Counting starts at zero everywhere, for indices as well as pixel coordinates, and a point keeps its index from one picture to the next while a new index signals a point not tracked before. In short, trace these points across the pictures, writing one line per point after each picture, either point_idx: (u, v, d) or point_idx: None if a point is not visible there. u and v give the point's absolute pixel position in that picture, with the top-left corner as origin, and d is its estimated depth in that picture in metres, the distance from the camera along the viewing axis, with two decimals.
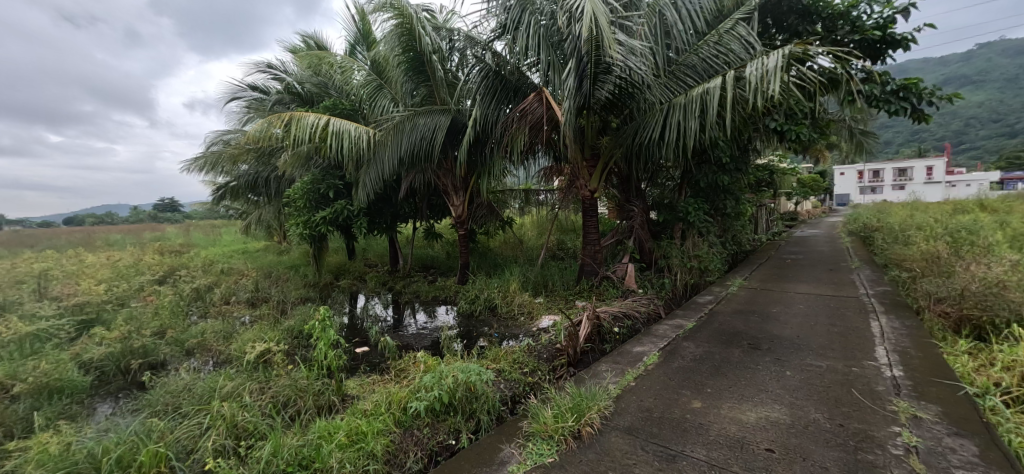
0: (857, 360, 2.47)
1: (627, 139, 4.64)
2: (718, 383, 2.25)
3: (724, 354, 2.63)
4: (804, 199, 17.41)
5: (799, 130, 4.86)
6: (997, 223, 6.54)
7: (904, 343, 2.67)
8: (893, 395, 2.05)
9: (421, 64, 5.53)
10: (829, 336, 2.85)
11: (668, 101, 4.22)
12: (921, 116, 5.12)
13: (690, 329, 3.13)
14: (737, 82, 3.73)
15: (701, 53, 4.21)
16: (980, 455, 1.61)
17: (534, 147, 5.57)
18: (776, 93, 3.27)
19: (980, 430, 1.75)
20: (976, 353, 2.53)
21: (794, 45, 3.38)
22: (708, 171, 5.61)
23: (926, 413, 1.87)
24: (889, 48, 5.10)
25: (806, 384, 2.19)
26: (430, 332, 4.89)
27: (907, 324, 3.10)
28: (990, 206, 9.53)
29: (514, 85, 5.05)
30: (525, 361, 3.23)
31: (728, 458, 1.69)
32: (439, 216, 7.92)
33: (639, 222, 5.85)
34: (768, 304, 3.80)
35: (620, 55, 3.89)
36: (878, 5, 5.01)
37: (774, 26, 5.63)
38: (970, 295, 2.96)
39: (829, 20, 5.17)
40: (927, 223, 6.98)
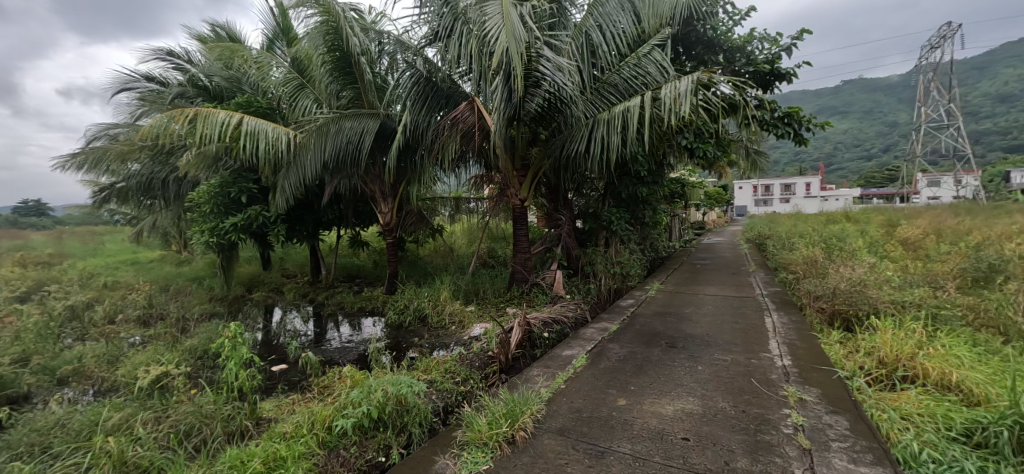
0: (755, 353, 2.78)
1: (556, 151, 4.83)
2: (640, 381, 2.41)
3: (645, 353, 2.82)
4: (710, 209, 19.22)
5: (706, 148, 5.40)
6: (859, 232, 7.73)
7: (791, 336, 3.06)
8: (784, 381, 2.34)
9: (348, 64, 5.31)
10: (731, 333, 3.18)
11: (593, 117, 4.46)
12: (801, 140, 5.89)
13: (615, 331, 3.33)
14: (654, 103, 4.05)
15: (623, 73, 4.49)
16: (851, 428, 1.89)
17: (465, 155, 5.59)
18: (686, 114, 3.60)
19: (850, 407, 2.06)
20: (845, 342, 2.97)
21: (701, 72, 3.74)
22: (628, 183, 6.00)
23: (809, 395, 2.16)
24: (777, 80, 5.83)
25: (715, 377, 2.42)
26: (356, 345, 4.67)
27: (794, 319, 3.56)
28: (854, 217, 11.25)
29: (445, 93, 5.04)
30: (457, 370, 3.23)
31: (650, 449, 1.82)
32: (365, 223, 7.63)
33: (567, 230, 6.07)
34: (681, 306, 4.14)
35: (548, 72, 4.06)
36: (768, 43, 5.74)
37: (685, 53, 6.15)
38: (841, 293, 3.49)
39: (729, 52, 5.83)
40: (807, 232, 8.05)
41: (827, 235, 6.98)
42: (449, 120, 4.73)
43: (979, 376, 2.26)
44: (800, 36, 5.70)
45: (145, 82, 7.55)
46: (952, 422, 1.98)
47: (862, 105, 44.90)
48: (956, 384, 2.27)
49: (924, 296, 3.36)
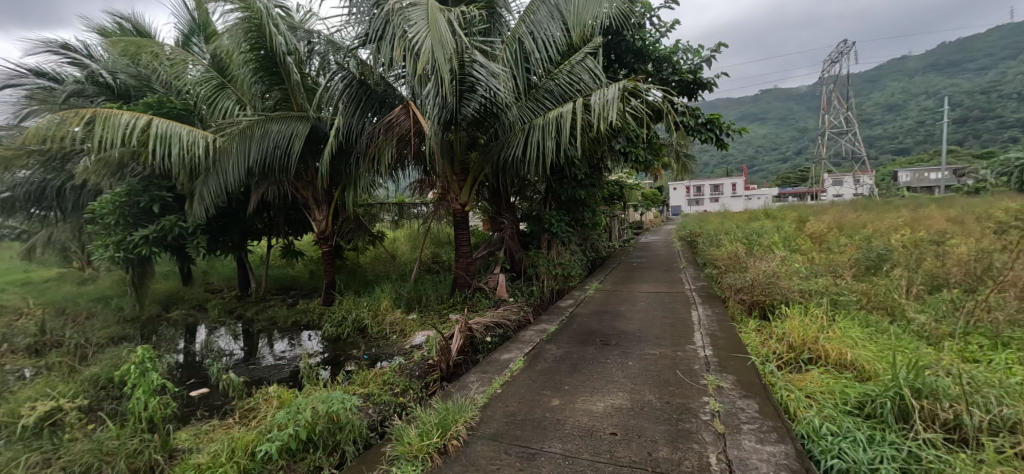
0: (681, 345, 2.94)
1: (494, 156, 4.85)
2: (574, 380, 2.46)
3: (580, 352, 2.89)
4: (648, 210, 20.18)
5: (638, 152, 5.66)
6: (776, 228, 8.44)
7: (715, 327, 3.27)
8: (705, 371, 2.49)
9: (274, 64, 5.02)
10: (662, 327, 3.34)
11: (529, 122, 4.53)
12: (722, 144, 6.35)
13: (553, 332, 3.39)
14: (585, 109, 4.17)
15: (557, 79, 4.60)
16: (759, 411, 2.05)
17: (403, 159, 5.46)
18: (614, 120, 3.75)
19: (761, 391, 2.23)
20: (761, 330, 3.23)
21: (628, 80, 3.91)
22: (567, 186, 6.15)
23: (726, 383, 2.32)
24: (699, 89, 6.23)
25: (643, 371, 2.54)
26: (289, 361, 4.40)
27: (718, 310, 3.81)
28: (773, 214, 12.25)
29: (380, 96, 4.90)
30: (396, 381, 3.14)
31: (579, 447, 1.87)
32: (299, 232, 7.23)
33: (509, 233, 6.09)
34: (617, 303, 4.30)
35: (481, 77, 4.06)
36: (691, 54, 6.12)
37: (617, 62, 6.38)
38: (758, 284, 3.78)
39: (657, 62, 6.13)
40: (732, 229, 8.66)
41: (749, 231, 7.55)
42: (383, 124, 4.60)
43: (869, 353, 2.54)
44: (718, 48, 6.14)
45: (33, 78, 6.68)
46: (846, 398, 2.20)
47: (777, 112, 49.22)
48: (850, 362, 2.52)
49: (826, 285, 3.72)
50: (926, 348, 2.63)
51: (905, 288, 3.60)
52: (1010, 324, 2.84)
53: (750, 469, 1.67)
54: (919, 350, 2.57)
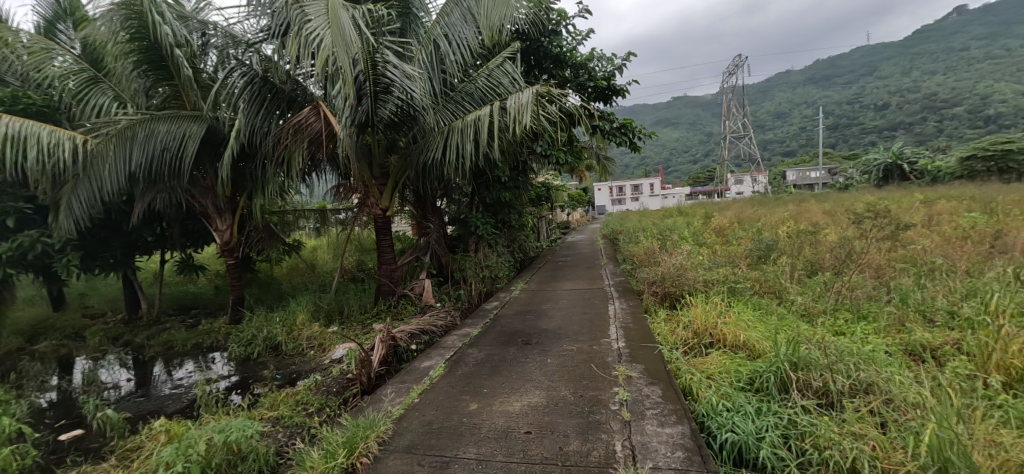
0: (597, 339, 3.06)
1: (414, 159, 4.72)
2: (493, 382, 2.47)
3: (501, 354, 2.91)
4: (574, 210, 20.92)
5: (558, 155, 5.79)
6: (687, 224, 9.14)
7: (628, 320, 3.46)
8: (617, 362, 2.63)
9: (161, 57, 4.49)
10: (580, 323, 3.47)
11: (448, 125, 4.47)
12: (634, 146, 6.73)
13: (476, 336, 3.37)
14: (502, 113, 4.20)
15: (477, 83, 4.60)
16: (662, 396, 2.20)
17: (316, 163, 5.14)
18: (529, 124, 3.81)
19: (664, 377, 2.39)
20: (669, 319, 3.46)
21: (542, 85, 4.00)
22: (492, 190, 6.16)
23: (635, 372, 2.46)
24: (613, 95, 6.55)
25: (560, 367, 2.61)
26: (188, 389, 3.94)
27: (632, 304, 4.03)
28: (686, 211, 13.28)
29: (288, 95, 4.58)
30: (311, 400, 2.94)
31: (494, 450, 1.86)
32: (200, 244, 6.52)
33: (436, 237, 5.86)
34: (541, 303, 4.37)
35: (394, 79, 3.93)
36: (604, 61, 6.42)
37: (537, 67, 6.43)
38: (669, 277, 4.05)
39: (574, 68, 6.31)
40: (649, 226, 9.24)
41: (663, 228, 8.08)
42: (290, 125, 4.29)
43: (758, 334, 2.81)
44: (628, 57, 6.51)
45: None
46: (739, 376, 2.42)
47: (686, 117, 53.51)
48: (743, 343, 2.78)
49: (726, 274, 4.08)
50: (804, 325, 2.97)
51: (790, 273, 4.05)
52: (867, 300, 3.30)
53: (651, 452, 1.78)
54: (798, 327, 2.91)
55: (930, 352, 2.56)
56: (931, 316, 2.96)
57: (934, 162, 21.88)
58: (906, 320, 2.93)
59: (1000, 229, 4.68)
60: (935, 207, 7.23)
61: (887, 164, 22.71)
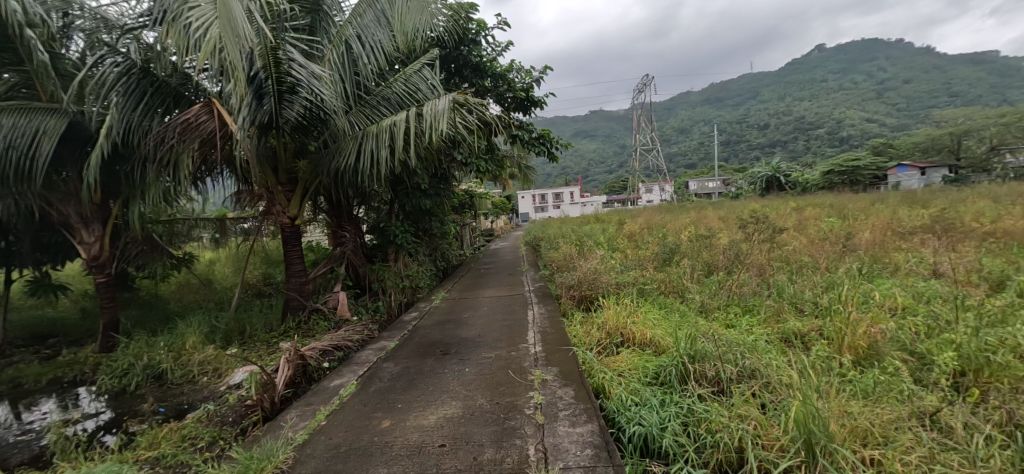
0: (515, 345, 3.10)
1: (325, 164, 4.44)
2: (408, 396, 2.40)
3: (418, 366, 2.85)
4: (498, 218, 21.16)
5: (479, 164, 5.73)
6: (603, 230, 9.64)
7: (545, 324, 3.54)
8: (533, 366, 2.68)
9: (5, 38, 3.77)
10: (500, 330, 3.49)
11: (362, 130, 4.27)
12: (552, 157, 6.92)
13: (392, 349, 3.25)
14: (419, 119, 4.11)
15: (393, 87, 4.46)
16: (575, 396, 2.28)
17: (211, 165, 4.64)
18: (445, 132, 3.76)
19: (578, 378, 2.48)
20: (584, 321, 3.60)
21: (458, 93, 3.97)
22: (411, 197, 5.83)
23: (550, 376, 2.52)
24: (532, 106, 6.70)
25: (478, 376, 2.61)
26: (40, 433, 3.30)
27: (551, 308, 4.13)
28: (602, 218, 14.04)
29: (174, 91, 4.08)
30: (201, 433, 2.62)
31: (407, 467, 1.79)
32: (60, 260, 5.54)
33: (352, 247, 5.49)
34: (462, 311, 4.33)
35: (299, 79, 3.68)
36: (523, 73, 6.58)
37: (457, 75, 6.37)
38: (585, 281, 4.23)
39: (494, 78, 6.38)
40: (568, 232, 9.60)
41: (581, 234, 8.44)
42: (176, 124, 3.83)
43: (662, 331, 3.02)
44: (546, 70, 6.73)
45: None
46: (646, 371, 2.58)
47: (602, 130, 56.75)
48: (650, 340, 2.98)
49: (636, 277, 4.35)
50: (701, 321, 3.26)
51: (691, 274, 4.42)
52: (753, 295, 3.71)
53: (562, 453, 1.82)
54: (696, 323, 3.18)
55: (800, 339, 2.94)
56: (800, 306, 3.40)
57: (803, 175, 25.44)
58: (782, 311, 3.34)
59: (851, 232, 5.53)
60: (804, 213, 8.39)
61: (769, 176, 25.99)
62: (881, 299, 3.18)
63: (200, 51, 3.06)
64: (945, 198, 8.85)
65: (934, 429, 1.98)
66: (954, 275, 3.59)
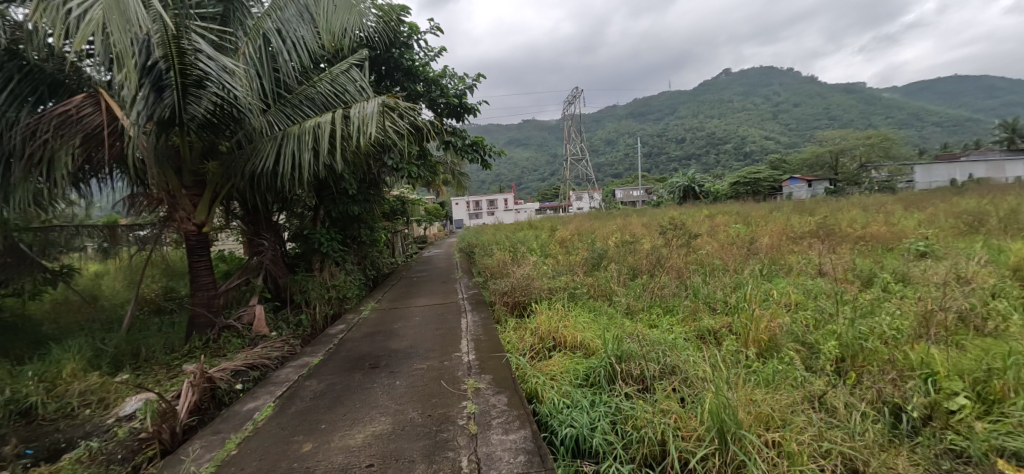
0: (448, 354, 3.05)
1: (239, 167, 4.07)
2: (332, 415, 2.27)
3: (345, 383, 2.71)
4: (432, 225, 20.83)
5: (411, 170, 5.55)
6: (535, 237, 9.84)
7: (479, 331, 3.51)
8: (467, 375, 2.65)
9: None
10: (433, 340, 3.42)
11: (281, 131, 3.98)
12: (485, 164, 6.92)
13: (316, 365, 3.06)
14: (346, 121, 3.93)
15: (317, 87, 4.22)
16: (508, 403, 2.28)
17: (98, 165, 4.08)
18: (374, 136, 3.60)
19: (510, 385, 2.48)
20: (517, 327, 3.63)
21: (388, 97, 3.84)
22: (339, 202, 5.45)
23: (483, 384, 2.51)
24: (465, 113, 6.68)
25: (409, 389, 2.53)
26: None
27: (485, 315, 4.11)
28: (535, 225, 14.33)
29: (50, 78, 3.54)
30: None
31: None
32: None
33: (271, 257, 5.02)
34: (393, 322, 4.17)
35: (207, 72, 3.34)
36: (455, 80, 6.54)
37: (388, 78, 6.18)
38: (518, 287, 4.28)
39: (426, 83, 6.27)
40: (502, 239, 9.68)
41: (514, 241, 8.54)
42: (51, 116, 3.31)
43: (592, 334, 3.13)
44: (479, 78, 6.75)
45: None
46: (577, 373, 2.66)
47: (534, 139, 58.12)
48: (580, 343, 3.07)
49: (567, 282, 4.48)
50: (627, 322, 3.42)
51: (617, 278, 4.64)
52: (673, 296, 3.98)
53: (495, 461, 1.81)
54: (622, 324, 3.34)
55: (714, 335, 3.19)
56: (713, 305, 3.69)
57: (714, 185, 27.91)
58: (698, 310, 3.61)
59: (753, 237, 6.13)
60: (715, 220, 9.19)
61: (685, 187, 28.18)
62: (779, 297, 3.55)
63: (78, 34, 2.66)
64: (826, 207, 10.16)
65: (822, 409, 2.24)
66: (834, 274, 4.12)
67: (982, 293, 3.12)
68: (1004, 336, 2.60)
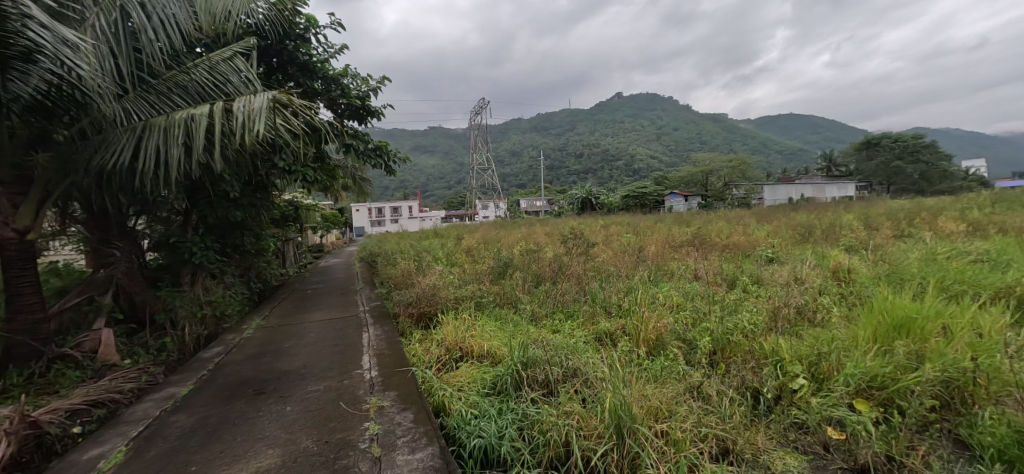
0: (348, 372, 2.85)
1: (83, 161, 3.37)
2: (206, 455, 2.02)
3: (223, 413, 2.41)
4: (329, 232, 19.47)
5: (306, 172, 5.10)
6: (441, 245, 9.70)
7: (382, 346, 3.32)
8: (369, 394, 2.50)
9: None
10: (330, 357, 3.15)
11: (142, 121, 3.38)
12: (390, 170, 6.63)
13: (185, 395, 2.65)
14: (227, 115, 3.49)
15: (192, 74, 3.68)
16: (414, 420, 2.19)
17: None
18: (262, 133, 3.23)
19: (417, 400, 2.38)
20: (423, 339, 3.51)
21: (280, 91, 3.48)
22: (216, 206, 4.80)
23: (387, 401, 2.39)
24: (368, 116, 6.34)
25: (302, 414, 2.33)
26: None
27: (389, 328, 3.90)
28: (440, 233, 14.13)
29: None
30: None
31: None
32: None
33: (125, 269, 4.24)
34: (283, 340, 3.78)
35: (39, 42, 2.71)
36: (358, 80, 6.19)
37: (279, 71, 5.63)
38: (423, 297, 4.16)
39: (325, 81, 5.84)
40: (406, 247, 9.36)
41: (419, 249, 8.30)
42: None
43: (498, 342, 3.15)
44: (383, 80, 6.46)
45: None
46: (484, 382, 2.65)
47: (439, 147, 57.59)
48: (487, 351, 3.07)
49: (473, 290, 4.47)
50: (532, 329, 3.51)
51: (522, 285, 4.75)
52: (573, 302, 4.18)
53: None
54: (527, 331, 3.41)
55: (610, 337, 3.41)
56: (609, 309, 3.96)
57: (608, 197, 30.23)
58: (595, 314, 3.83)
59: (642, 245, 6.73)
60: (610, 230, 9.92)
61: (583, 198, 30.10)
62: (663, 299, 3.92)
63: None
64: (699, 219, 11.56)
65: (701, 398, 2.50)
66: (706, 277, 4.67)
67: (813, 290, 3.78)
68: (829, 324, 3.16)
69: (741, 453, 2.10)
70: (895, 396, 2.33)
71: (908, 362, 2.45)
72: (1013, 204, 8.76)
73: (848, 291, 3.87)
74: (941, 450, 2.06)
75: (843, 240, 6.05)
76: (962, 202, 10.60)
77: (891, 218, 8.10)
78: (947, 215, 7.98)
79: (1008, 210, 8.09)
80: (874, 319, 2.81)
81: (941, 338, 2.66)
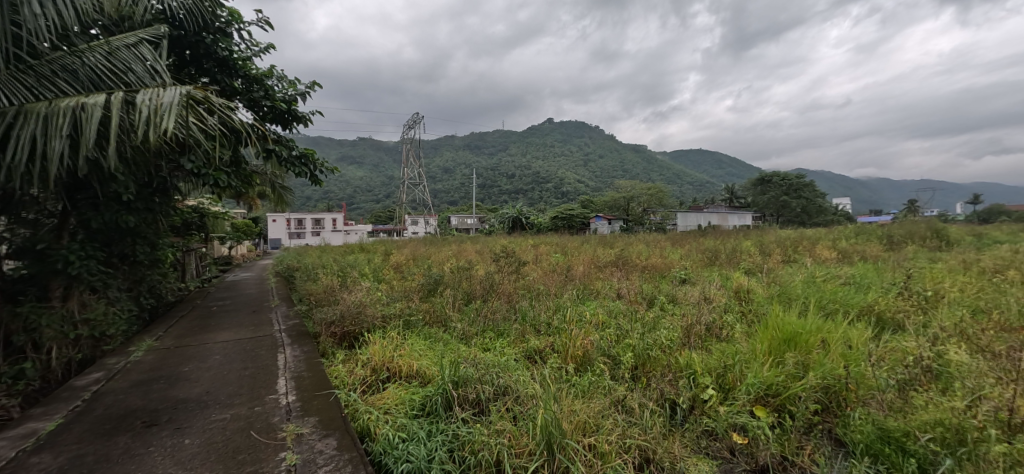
0: (260, 398, 2.60)
1: None
2: None
3: (102, 451, 2.08)
4: (240, 243, 17.84)
5: (218, 177, 4.65)
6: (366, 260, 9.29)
7: (300, 368, 3.07)
8: (285, 421, 2.30)
9: None
10: (239, 382, 2.86)
11: (14, 106, 2.89)
12: (314, 179, 6.25)
13: (53, 431, 2.25)
14: (126, 108, 3.11)
15: (84, 58, 3.25)
16: (337, 446, 2.06)
17: None
18: (171, 130, 2.91)
19: (340, 425, 2.24)
20: (346, 361, 3.30)
21: (195, 87, 3.18)
22: (105, 209, 4.20)
23: (306, 428, 2.22)
24: (293, 122, 5.97)
25: (204, 447, 2.09)
26: None
27: (308, 348, 3.61)
28: (366, 248, 13.57)
29: None
30: None
31: None
32: None
33: None
34: (181, 363, 3.36)
35: None
36: (284, 83, 5.82)
37: (193, 65, 5.16)
38: (348, 315, 3.95)
39: (246, 80, 5.42)
40: (328, 262, 8.83)
41: (342, 265, 7.87)
42: None
43: (428, 361, 3.07)
44: (313, 86, 6.12)
45: None
46: (413, 403, 2.56)
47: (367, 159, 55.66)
48: (416, 371, 2.97)
49: (401, 308, 4.33)
50: (463, 347, 3.46)
51: (453, 303, 4.69)
52: (503, 320, 4.19)
53: None
54: (458, 349, 3.37)
55: (539, 354, 3.48)
56: (538, 327, 4.03)
57: (538, 218, 31.10)
58: (525, 332, 3.88)
59: (570, 265, 6.99)
60: (539, 250, 10.19)
61: (513, 218, 30.65)
62: (590, 317, 4.09)
63: None
64: (621, 242, 12.30)
65: (624, 411, 2.62)
66: (628, 296, 4.97)
67: (720, 308, 4.17)
68: (733, 339, 3.50)
69: (660, 461, 2.24)
70: (787, 402, 2.63)
71: (796, 371, 2.79)
72: (869, 236, 10.41)
73: (748, 309, 4.33)
74: (823, 447, 2.36)
75: (743, 264, 6.78)
76: (832, 233, 12.39)
77: (781, 245, 9.24)
78: (823, 244, 9.27)
79: (867, 241, 9.59)
80: (769, 334, 3.16)
81: (820, 350, 3.06)
